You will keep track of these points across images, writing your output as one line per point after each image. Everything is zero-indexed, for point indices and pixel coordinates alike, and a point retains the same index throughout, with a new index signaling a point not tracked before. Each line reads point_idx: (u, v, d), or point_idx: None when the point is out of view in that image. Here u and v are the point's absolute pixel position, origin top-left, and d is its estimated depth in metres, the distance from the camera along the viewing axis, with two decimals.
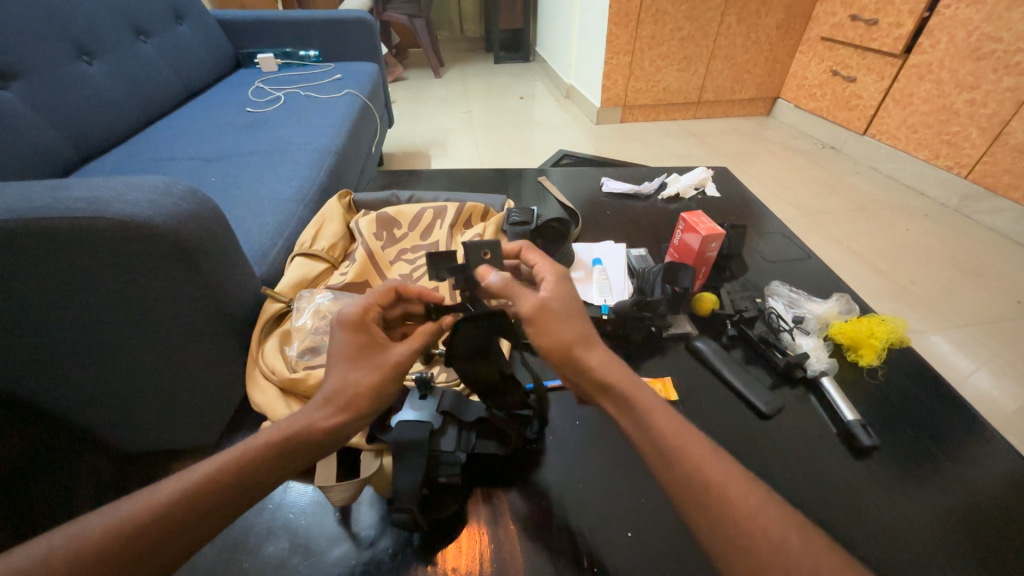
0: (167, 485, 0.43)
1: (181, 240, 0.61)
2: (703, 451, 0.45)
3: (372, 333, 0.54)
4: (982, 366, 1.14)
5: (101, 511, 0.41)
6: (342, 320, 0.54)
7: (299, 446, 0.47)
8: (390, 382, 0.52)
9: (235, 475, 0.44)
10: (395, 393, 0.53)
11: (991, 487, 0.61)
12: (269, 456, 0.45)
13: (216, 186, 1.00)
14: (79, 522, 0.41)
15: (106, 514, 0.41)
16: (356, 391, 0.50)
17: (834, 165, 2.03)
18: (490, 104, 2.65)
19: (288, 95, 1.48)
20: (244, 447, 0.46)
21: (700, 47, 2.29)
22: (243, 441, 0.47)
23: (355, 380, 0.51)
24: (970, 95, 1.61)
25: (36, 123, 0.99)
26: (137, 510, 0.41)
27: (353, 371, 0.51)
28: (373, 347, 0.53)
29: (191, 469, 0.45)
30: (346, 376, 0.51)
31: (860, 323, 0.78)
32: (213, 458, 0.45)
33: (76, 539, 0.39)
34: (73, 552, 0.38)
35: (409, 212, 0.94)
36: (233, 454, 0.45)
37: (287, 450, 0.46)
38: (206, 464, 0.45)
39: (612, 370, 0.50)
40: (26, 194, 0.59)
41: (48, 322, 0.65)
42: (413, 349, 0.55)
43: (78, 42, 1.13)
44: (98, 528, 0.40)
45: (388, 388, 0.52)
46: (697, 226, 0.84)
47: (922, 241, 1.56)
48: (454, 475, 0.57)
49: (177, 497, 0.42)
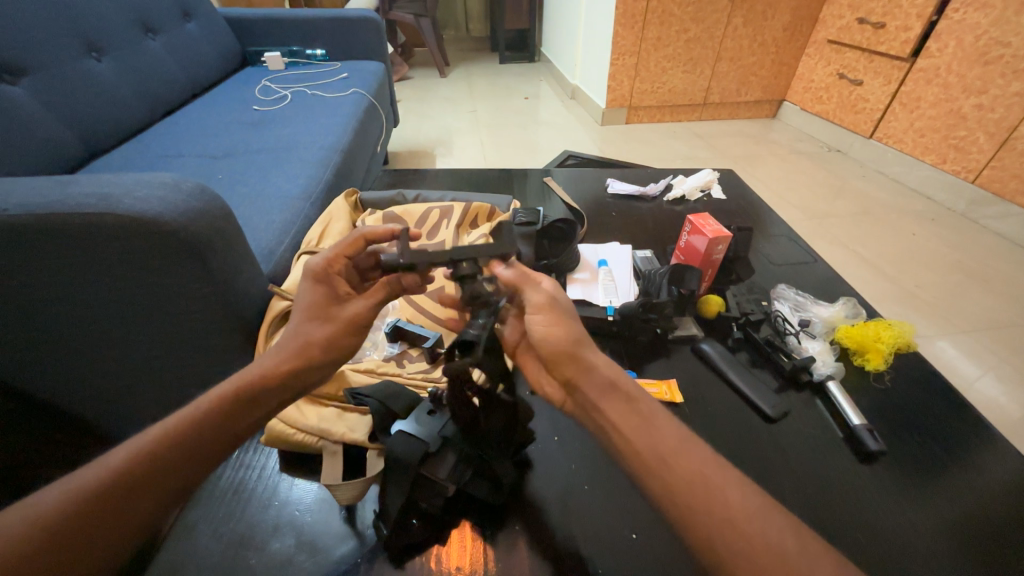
0: (122, 449, 0.43)
1: (189, 235, 0.61)
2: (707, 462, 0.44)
3: (332, 286, 0.57)
4: (988, 372, 1.14)
5: (59, 482, 0.41)
6: (307, 269, 0.57)
7: (259, 395, 0.49)
8: (346, 336, 0.55)
9: (194, 428, 0.45)
10: (350, 348, 0.56)
11: (998, 495, 0.61)
12: (225, 409, 0.47)
13: (223, 183, 1.00)
14: (33, 497, 0.40)
15: (62, 485, 0.41)
16: (313, 344, 0.53)
17: (840, 169, 2.03)
18: (495, 104, 2.65)
19: (295, 93, 1.48)
20: (199, 405, 0.47)
21: (706, 49, 2.28)
22: (200, 397, 0.48)
23: (310, 333, 0.53)
24: (978, 99, 1.60)
25: (45, 120, 0.99)
26: (93, 478, 0.41)
27: (308, 326, 0.53)
28: (332, 301, 0.56)
29: (148, 431, 0.45)
30: (303, 330, 0.53)
31: (866, 328, 0.78)
32: (170, 418, 0.46)
33: (30, 513, 0.39)
34: (29, 524, 0.38)
35: (415, 212, 0.95)
36: (191, 410, 0.46)
37: (246, 400, 0.48)
38: (162, 423, 0.45)
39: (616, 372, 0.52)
40: (36, 190, 0.59)
41: (55, 316, 0.65)
42: (372, 306, 0.57)
43: (87, 39, 1.14)
44: (52, 502, 0.40)
45: (343, 343, 0.55)
46: (703, 229, 0.84)
47: (928, 245, 1.55)
48: (436, 504, 0.53)
49: (135, 456, 0.43)
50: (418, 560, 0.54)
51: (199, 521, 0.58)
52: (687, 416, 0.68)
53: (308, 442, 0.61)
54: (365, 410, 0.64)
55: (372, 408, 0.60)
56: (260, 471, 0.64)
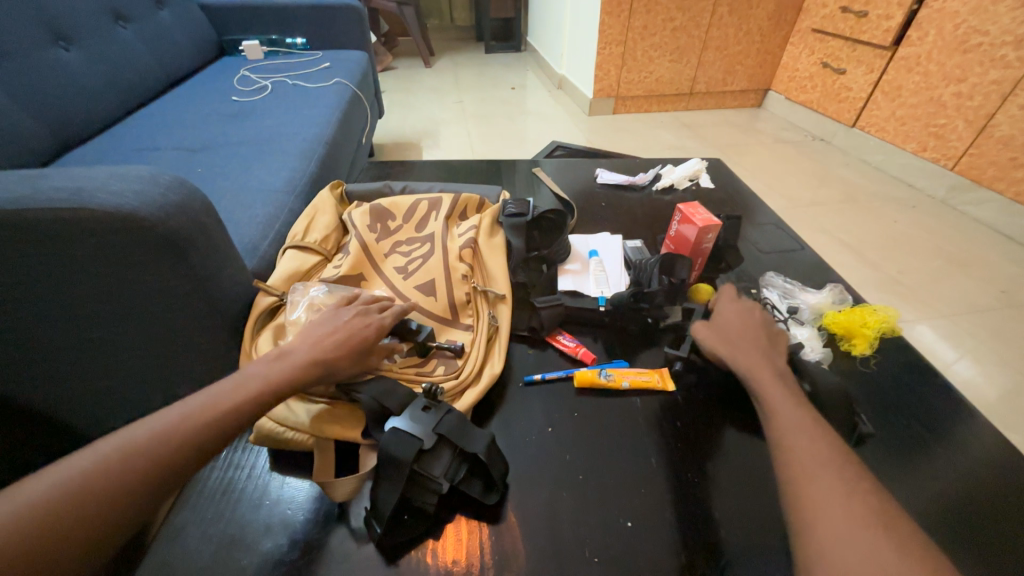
0: (174, 413, 0.46)
1: (169, 232, 0.59)
2: None
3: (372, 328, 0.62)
4: (967, 355, 1.17)
5: (110, 439, 0.43)
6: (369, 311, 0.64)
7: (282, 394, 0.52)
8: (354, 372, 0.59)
9: (180, 433, 0.44)
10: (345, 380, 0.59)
11: (980, 474, 0.62)
12: (240, 407, 0.48)
13: (203, 176, 0.97)
14: (89, 449, 0.42)
15: (115, 441, 0.43)
16: (329, 360, 0.56)
17: (824, 157, 2.05)
18: (481, 95, 2.61)
19: (275, 83, 1.44)
20: (244, 387, 0.50)
21: (692, 38, 2.28)
22: (241, 379, 0.51)
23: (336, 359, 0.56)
24: (957, 87, 1.63)
25: (11, 111, 0.95)
26: (149, 436, 0.43)
27: (342, 351, 0.57)
28: (357, 327, 0.60)
29: (193, 399, 0.48)
30: (332, 345, 0.57)
31: (853, 313, 0.79)
32: (217, 392, 0.49)
33: (89, 465, 0.41)
34: (93, 472, 0.40)
35: (403, 204, 0.91)
36: (234, 391, 0.49)
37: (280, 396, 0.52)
38: (137, 427, 0.44)
39: (751, 360, 0.62)
40: (5, 184, 0.56)
41: (28, 318, 0.63)
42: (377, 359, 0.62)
43: (53, 27, 1.09)
44: (108, 453, 0.42)
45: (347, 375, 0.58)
46: (693, 218, 0.84)
47: (910, 232, 1.58)
48: (429, 503, 0.53)
49: (150, 446, 0.43)
50: (414, 555, 0.54)
51: (187, 523, 0.57)
52: (678, 404, 0.69)
53: (299, 440, 0.60)
54: (356, 406, 0.62)
55: (365, 404, 0.58)
56: (250, 470, 0.63)
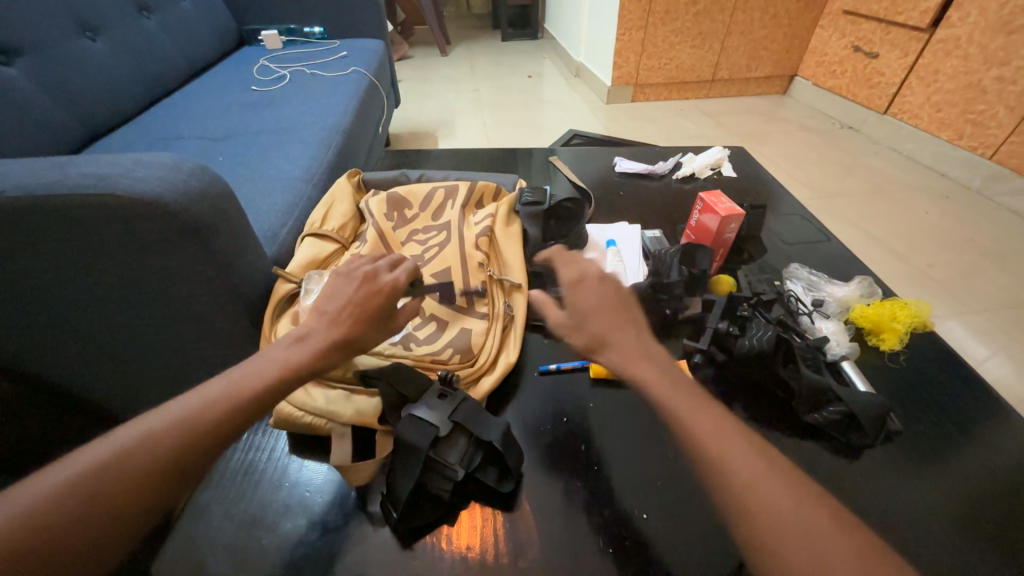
0: (195, 399, 0.46)
1: (191, 218, 0.60)
2: (726, 446, 0.42)
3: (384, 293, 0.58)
4: (998, 352, 1.12)
5: (133, 425, 0.44)
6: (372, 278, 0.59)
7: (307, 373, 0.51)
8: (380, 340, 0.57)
9: (181, 428, 0.43)
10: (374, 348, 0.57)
11: (1014, 476, 0.60)
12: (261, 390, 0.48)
13: (224, 164, 0.99)
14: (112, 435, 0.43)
15: (137, 427, 0.43)
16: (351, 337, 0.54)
17: (852, 146, 1.97)
18: (497, 83, 2.58)
19: (293, 72, 1.45)
20: (265, 369, 0.49)
21: (716, 22, 2.21)
22: (262, 363, 0.50)
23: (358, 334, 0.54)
24: (999, 71, 1.54)
25: (41, 100, 0.97)
26: (171, 422, 0.44)
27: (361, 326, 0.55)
28: (369, 295, 0.57)
29: (213, 384, 0.47)
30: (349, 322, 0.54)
31: (882, 307, 0.76)
32: (237, 376, 0.48)
33: (113, 450, 0.41)
34: (117, 458, 0.41)
35: (420, 192, 0.90)
36: (253, 374, 0.49)
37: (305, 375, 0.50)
38: (158, 414, 0.44)
39: (630, 353, 0.51)
40: (35, 170, 0.57)
41: (59, 302, 0.65)
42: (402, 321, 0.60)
43: (80, 17, 1.11)
44: (130, 440, 0.42)
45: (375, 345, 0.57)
46: (716, 207, 0.82)
47: (942, 224, 1.52)
48: (445, 489, 0.53)
49: (173, 431, 0.43)
50: (429, 540, 0.54)
51: (211, 502, 0.59)
52: None
53: (318, 425, 0.61)
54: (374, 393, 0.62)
55: (382, 390, 0.59)
56: (270, 452, 0.64)
